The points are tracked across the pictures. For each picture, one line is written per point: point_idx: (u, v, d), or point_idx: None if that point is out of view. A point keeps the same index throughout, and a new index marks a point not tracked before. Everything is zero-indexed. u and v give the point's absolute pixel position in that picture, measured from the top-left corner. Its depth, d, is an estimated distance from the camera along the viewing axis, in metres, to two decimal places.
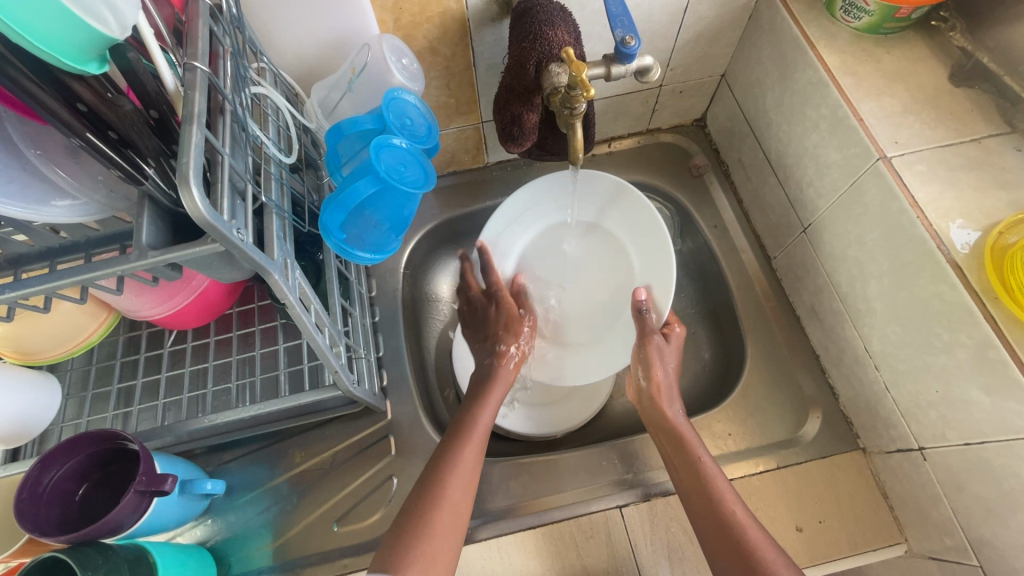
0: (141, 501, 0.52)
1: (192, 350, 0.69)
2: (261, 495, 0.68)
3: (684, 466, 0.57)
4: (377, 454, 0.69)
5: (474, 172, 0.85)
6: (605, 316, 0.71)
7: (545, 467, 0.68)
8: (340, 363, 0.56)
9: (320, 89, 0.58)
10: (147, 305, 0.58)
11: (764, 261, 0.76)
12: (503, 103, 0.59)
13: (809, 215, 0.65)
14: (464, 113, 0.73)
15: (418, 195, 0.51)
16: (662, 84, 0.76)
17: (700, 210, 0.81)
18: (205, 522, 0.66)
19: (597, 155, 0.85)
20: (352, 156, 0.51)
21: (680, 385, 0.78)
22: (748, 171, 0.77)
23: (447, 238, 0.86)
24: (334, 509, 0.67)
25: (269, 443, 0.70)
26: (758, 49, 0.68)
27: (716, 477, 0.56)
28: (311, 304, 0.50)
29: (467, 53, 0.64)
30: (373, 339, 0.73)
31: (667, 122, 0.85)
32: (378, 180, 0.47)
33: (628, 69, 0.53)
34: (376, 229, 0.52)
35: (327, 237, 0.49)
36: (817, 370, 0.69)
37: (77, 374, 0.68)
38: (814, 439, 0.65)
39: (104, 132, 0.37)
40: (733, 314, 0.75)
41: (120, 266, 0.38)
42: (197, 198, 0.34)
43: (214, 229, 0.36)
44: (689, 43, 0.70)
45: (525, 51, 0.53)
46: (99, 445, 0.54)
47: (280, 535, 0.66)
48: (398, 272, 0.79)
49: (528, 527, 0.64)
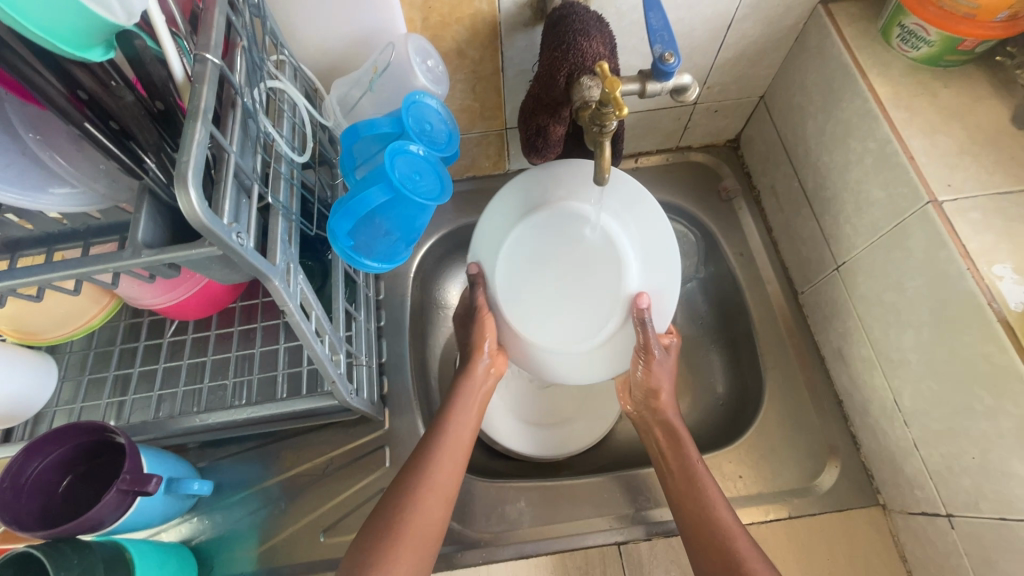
0: (124, 499, 0.50)
1: (193, 341, 0.68)
2: (246, 498, 0.66)
3: (706, 522, 0.52)
4: (370, 465, 0.67)
5: (494, 179, 0.83)
6: (546, 411, 0.75)
7: (544, 494, 0.64)
8: (337, 371, 0.54)
9: (340, 86, 0.55)
10: (149, 294, 0.57)
11: (790, 295, 0.72)
12: (529, 113, 0.56)
13: (844, 252, 0.61)
14: (488, 119, 0.71)
15: (433, 207, 0.48)
16: (697, 103, 0.73)
17: (727, 236, 0.77)
18: (191, 520, 0.65)
19: (623, 169, 0.82)
20: (367, 159, 0.49)
21: (692, 417, 0.75)
22: (781, 199, 0.73)
23: (461, 244, 0.84)
24: (323, 518, 0.65)
25: (262, 443, 0.68)
26: (803, 72, 0.64)
27: (712, 487, 0.55)
28: (312, 311, 0.48)
29: (496, 58, 0.62)
30: (376, 344, 0.71)
31: (699, 141, 0.82)
32: (390, 189, 0.44)
33: (664, 88, 0.50)
34: (387, 238, 0.49)
35: (334, 243, 0.46)
36: (838, 416, 0.65)
37: (75, 357, 0.67)
38: (831, 490, 0.61)
39: (105, 121, 0.35)
40: (752, 349, 0.71)
41: (113, 262, 0.36)
42: (194, 198, 0.32)
43: (211, 232, 0.34)
44: (730, 60, 0.66)
45: (557, 61, 0.51)
46: (87, 437, 0.53)
47: (265, 540, 0.64)
48: (408, 276, 0.77)
49: (522, 555, 0.61)
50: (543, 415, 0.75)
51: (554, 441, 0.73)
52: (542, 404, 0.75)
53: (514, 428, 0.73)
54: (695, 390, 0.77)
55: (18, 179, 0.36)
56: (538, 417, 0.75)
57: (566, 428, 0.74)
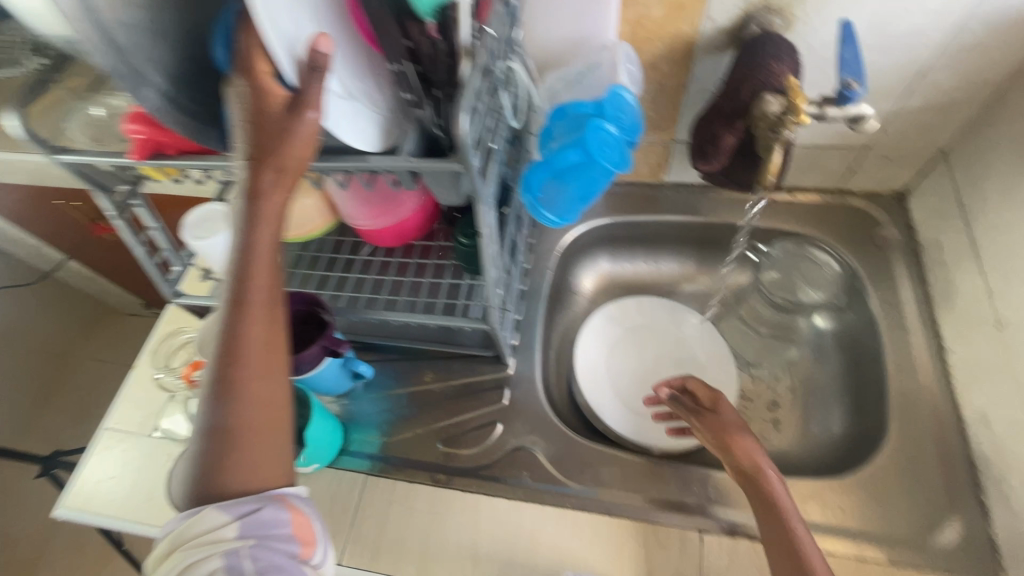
0: (320, 355, 0.66)
1: (378, 263, 0.84)
2: (387, 397, 0.80)
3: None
4: (490, 399, 0.77)
5: (648, 188, 0.91)
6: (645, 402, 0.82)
7: (638, 467, 0.70)
8: (494, 301, 0.65)
9: (551, 78, 0.67)
10: (361, 216, 0.76)
11: (937, 353, 0.70)
12: (706, 121, 0.64)
13: (1010, 311, 0.60)
14: (660, 129, 0.80)
15: (612, 176, 0.58)
16: (869, 145, 0.75)
17: (875, 282, 0.77)
18: (343, 402, 0.80)
19: (777, 200, 0.85)
20: (566, 132, 0.60)
21: (799, 448, 0.76)
22: (945, 254, 0.72)
23: (604, 239, 0.93)
24: (442, 431, 0.76)
25: (408, 358, 0.82)
26: (995, 128, 0.64)
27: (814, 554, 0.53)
28: (494, 242, 0.60)
29: (683, 75, 0.70)
30: (518, 302, 0.82)
31: (862, 186, 0.83)
32: (585, 153, 0.55)
33: (845, 114, 0.55)
34: (567, 195, 0.59)
35: (526, 192, 0.58)
36: (968, 482, 0.62)
37: (293, 256, 0.87)
38: (948, 549, 0.59)
39: (414, 64, 0.48)
40: (882, 395, 0.70)
41: (388, 163, 0.51)
42: (464, 123, 0.45)
43: (465, 151, 0.47)
44: (915, 108, 0.68)
45: (745, 76, 0.58)
46: (302, 306, 0.69)
47: (394, 434, 0.76)
48: (553, 254, 0.88)
49: (608, 512, 0.66)
50: (642, 409, 0.81)
51: (655, 432, 0.79)
52: (643, 398, 0.82)
53: (617, 408, 0.82)
54: (808, 424, 0.78)
55: (347, 79, 0.50)
56: (641, 404, 0.82)
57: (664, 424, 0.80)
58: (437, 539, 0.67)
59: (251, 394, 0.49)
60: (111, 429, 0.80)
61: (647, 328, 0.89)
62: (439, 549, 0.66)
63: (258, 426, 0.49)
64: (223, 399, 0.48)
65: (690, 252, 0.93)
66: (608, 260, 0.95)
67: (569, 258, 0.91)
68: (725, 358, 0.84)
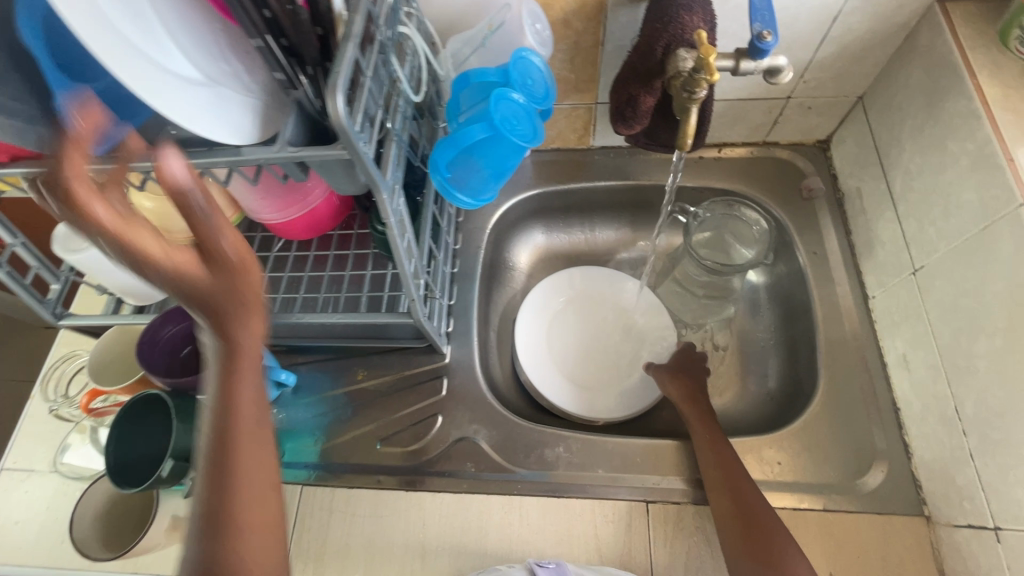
0: None
1: (294, 258, 0.78)
2: (319, 401, 0.75)
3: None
4: (427, 391, 0.74)
5: (577, 153, 0.87)
6: (588, 375, 0.81)
7: (582, 444, 0.69)
8: (416, 293, 0.61)
9: (454, 42, 0.61)
10: (266, 209, 0.67)
11: (861, 300, 0.72)
12: (623, 82, 0.60)
13: (923, 256, 0.61)
14: (581, 91, 0.75)
15: (524, 151, 0.53)
16: (791, 95, 0.73)
17: (802, 234, 0.77)
18: (271, 411, 0.75)
19: (705, 157, 0.84)
20: (472, 105, 0.55)
21: (738, 405, 0.77)
22: (865, 202, 0.73)
23: (536, 211, 0.89)
24: (379, 430, 0.72)
25: (338, 357, 0.77)
26: (908, 71, 0.64)
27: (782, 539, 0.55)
28: (405, 232, 0.55)
29: (598, 31, 0.66)
30: (449, 287, 0.78)
31: (786, 137, 0.82)
32: (491, 128, 0.50)
33: (758, 67, 0.53)
34: (478, 174, 0.54)
35: (434, 172, 0.53)
36: (892, 424, 0.65)
37: None
38: (874, 491, 0.61)
39: (278, 37, 0.41)
40: (812, 346, 0.72)
41: (265, 154, 0.45)
42: (339, 103, 0.39)
43: (346, 134, 0.41)
44: (832, 55, 0.67)
45: (657, 32, 0.54)
46: None
47: (330, 439, 0.72)
48: (483, 231, 0.83)
49: (554, 494, 0.65)
50: (586, 383, 0.80)
51: (601, 404, 0.79)
52: (586, 371, 0.81)
53: (561, 386, 0.80)
54: (746, 380, 0.79)
55: (204, 62, 0.43)
56: (586, 377, 0.81)
57: (609, 394, 0.80)
58: (382, 543, 0.64)
59: (251, 491, 0.40)
60: (7, 469, 0.71)
61: (586, 299, 0.87)
62: (384, 553, 0.64)
63: (257, 505, 0.40)
64: (221, 503, 0.39)
65: (624, 217, 0.91)
66: (542, 233, 0.92)
67: (501, 234, 0.87)
68: (665, 322, 0.84)
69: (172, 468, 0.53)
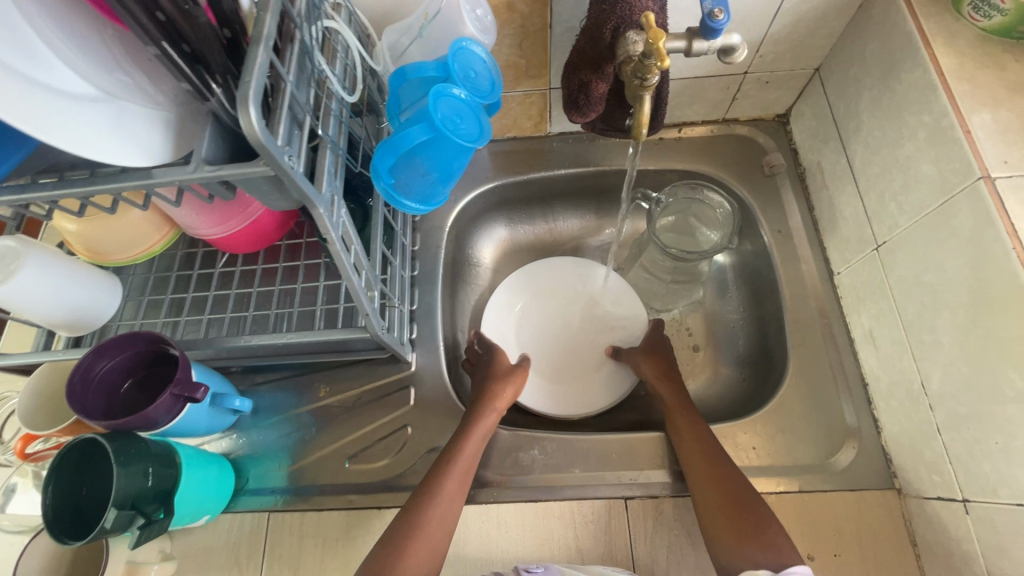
0: (175, 404, 0.55)
1: (240, 273, 0.73)
2: (281, 421, 0.71)
3: None
4: (396, 403, 0.71)
5: (535, 141, 0.84)
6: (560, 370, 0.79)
7: (558, 444, 0.67)
8: (372, 308, 0.57)
9: (391, 33, 0.57)
10: (203, 224, 0.61)
11: (826, 276, 0.71)
12: (573, 68, 0.57)
13: (885, 232, 0.60)
14: (533, 77, 0.72)
15: (471, 151, 0.50)
16: (747, 71, 0.71)
17: (765, 212, 0.76)
18: (231, 436, 0.71)
19: (665, 138, 0.81)
20: (412, 102, 0.51)
21: (711, 389, 0.77)
22: (826, 177, 0.72)
23: (496, 203, 0.86)
24: (348, 447, 0.69)
25: (299, 374, 0.73)
26: (862, 41, 0.62)
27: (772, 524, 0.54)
28: (351, 245, 0.51)
29: (544, 13, 0.62)
30: (409, 292, 0.74)
31: (745, 113, 0.80)
32: (432, 129, 0.46)
33: (711, 47, 0.50)
34: (424, 178, 0.51)
35: (377, 180, 0.48)
36: (862, 400, 0.65)
37: (137, 280, 0.73)
38: (847, 469, 0.62)
39: (178, 43, 0.37)
40: (781, 326, 0.71)
41: (180, 177, 0.40)
42: (253, 117, 0.34)
43: (266, 151, 0.37)
44: (786, 28, 0.64)
45: (604, 14, 0.51)
46: (145, 347, 0.58)
47: (296, 460, 0.69)
48: (442, 230, 0.80)
49: (532, 498, 0.64)
50: (558, 378, 0.79)
51: (575, 400, 0.77)
52: (558, 367, 0.79)
53: (533, 384, 0.78)
54: (718, 363, 0.79)
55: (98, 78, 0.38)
56: (559, 372, 0.79)
57: (582, 389, 0.78)
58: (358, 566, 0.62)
59: None
60: None
61: (554, 291, 0.84)
62: None
63: None
64: None
65: (587, 204, 0.89)
66: (504, 226, 0.89)
67: (462, 230, 0.83)
68: (634, 311, 0.82)
69: (117, 518, 0.49)
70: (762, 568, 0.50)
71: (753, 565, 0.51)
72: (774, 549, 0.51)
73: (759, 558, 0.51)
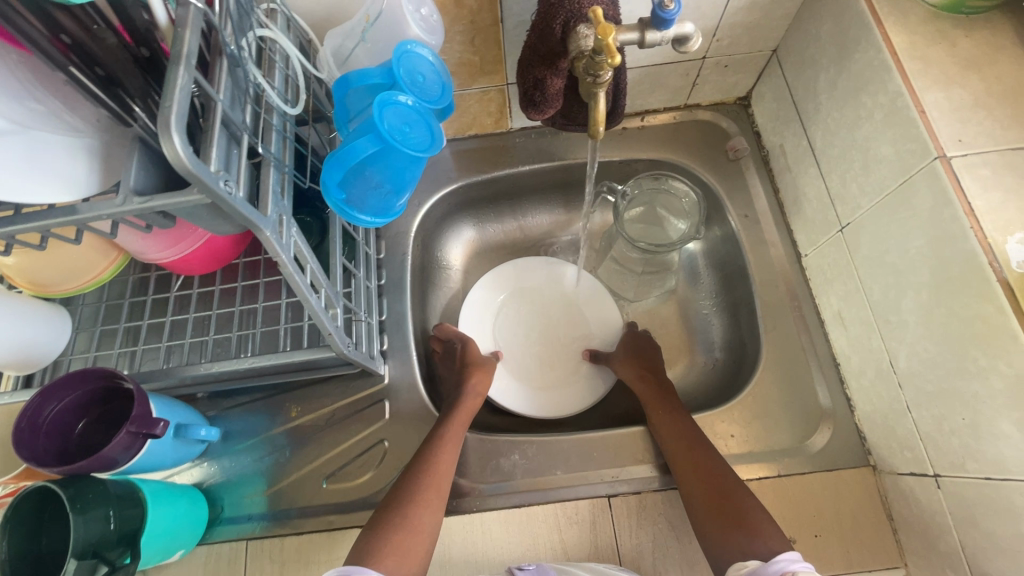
0: (134, 441, 0.53)
1: (198, 296, 0.70)
2: (253, 445, 0.69)
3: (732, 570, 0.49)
4: (371, 417, 0.69)
5: (497, 138, 0.82)
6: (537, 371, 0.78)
7: (538, 447, 0.67)
8: (336, 329, 0.55)
9: (333, 37, 0.53)
10: (154, 248, 0.57)
11: (794, 258, 0.72)
12: (527, 65, 0.55)
13: (849, 213, 0.61)
14: (488, 73, 0.69)
15: (424, 159, 0.48)
16: (705, 56, 0.70)
17: (732, 197, 0.76)
18: (202, 465, 0.68)
19: (629, 127, 0.80)
20: (360, 110, 0.48)
21: (688, 378, 0.77)
22: (789, 159, 0.72)
23: (461, 204, 0.83)
24: (325, 466, 0.67)
25: (268, 395, 0.71)
26: (816, 22, 0.62)
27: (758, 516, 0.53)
28: (306, 264, 0.49)
29: (493, 8, 0.60)
30: (376, 303, 0.72)
31: (707, 98, 0.79)
32: (380, 139, 0.44)
33: (665, 37, 0.49)
34: (378, 190, 0.49)
35: (326, 196, 0.46)
36: (835, 380, 0.65)
37: (87, 310, 0.69)
38: (823, 450, 0.62)
39: (91, 67, 0.35)
40: (753, 311, 0.71)
41: (106, 211, 0.36)
42: (178, 145, 0.32)
43: (198, 179, 0.34)
44: (741, 11, 0.63)
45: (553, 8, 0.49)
46: (100, 382, 0.55)
47: (272, 484, 0.67)
48: (407, 235, 0.77)
49: (515, 504, 0.63)
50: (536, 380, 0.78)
51: (554, 401, 0.76)
52: (535, 367, 0.79)
53: (511, 386, 0.77)
54: (693, 351, 0.79)
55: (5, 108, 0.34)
56: (536, 374, 0.78)
57: (560, 387, 0.78)
58: None
59: None
60: None
61: (526, 290, 0.83)
62: None
63: None
64: None
65: (555, 198, 0.87)
66: (472, 226, 0.87)
67: (428, 233, 0.81)
68: (607, 306, 0.82)
69: (78, 568, 0.46)
70: (752, 557, 0.50)
71: (741, 551, 0.51)
72: (757, 535, 0.52)
73: (750, 546, 0.51)
